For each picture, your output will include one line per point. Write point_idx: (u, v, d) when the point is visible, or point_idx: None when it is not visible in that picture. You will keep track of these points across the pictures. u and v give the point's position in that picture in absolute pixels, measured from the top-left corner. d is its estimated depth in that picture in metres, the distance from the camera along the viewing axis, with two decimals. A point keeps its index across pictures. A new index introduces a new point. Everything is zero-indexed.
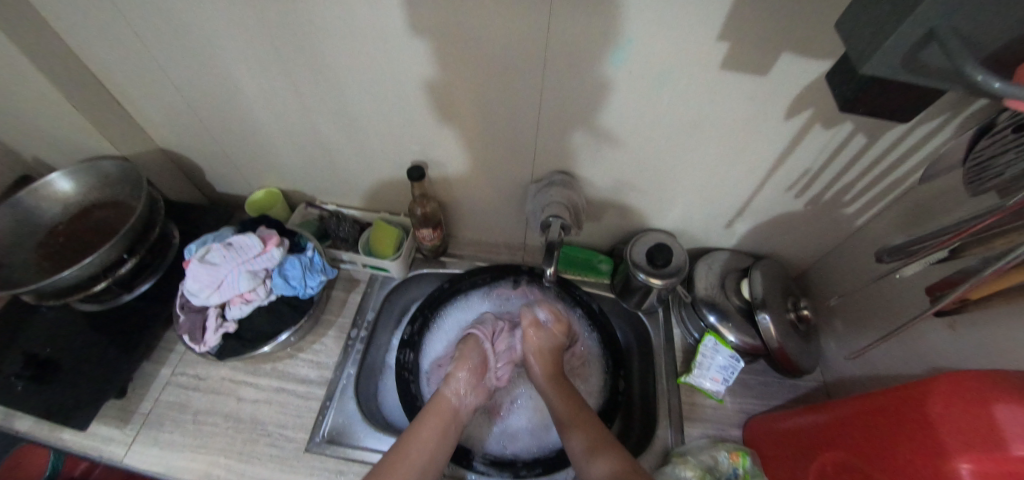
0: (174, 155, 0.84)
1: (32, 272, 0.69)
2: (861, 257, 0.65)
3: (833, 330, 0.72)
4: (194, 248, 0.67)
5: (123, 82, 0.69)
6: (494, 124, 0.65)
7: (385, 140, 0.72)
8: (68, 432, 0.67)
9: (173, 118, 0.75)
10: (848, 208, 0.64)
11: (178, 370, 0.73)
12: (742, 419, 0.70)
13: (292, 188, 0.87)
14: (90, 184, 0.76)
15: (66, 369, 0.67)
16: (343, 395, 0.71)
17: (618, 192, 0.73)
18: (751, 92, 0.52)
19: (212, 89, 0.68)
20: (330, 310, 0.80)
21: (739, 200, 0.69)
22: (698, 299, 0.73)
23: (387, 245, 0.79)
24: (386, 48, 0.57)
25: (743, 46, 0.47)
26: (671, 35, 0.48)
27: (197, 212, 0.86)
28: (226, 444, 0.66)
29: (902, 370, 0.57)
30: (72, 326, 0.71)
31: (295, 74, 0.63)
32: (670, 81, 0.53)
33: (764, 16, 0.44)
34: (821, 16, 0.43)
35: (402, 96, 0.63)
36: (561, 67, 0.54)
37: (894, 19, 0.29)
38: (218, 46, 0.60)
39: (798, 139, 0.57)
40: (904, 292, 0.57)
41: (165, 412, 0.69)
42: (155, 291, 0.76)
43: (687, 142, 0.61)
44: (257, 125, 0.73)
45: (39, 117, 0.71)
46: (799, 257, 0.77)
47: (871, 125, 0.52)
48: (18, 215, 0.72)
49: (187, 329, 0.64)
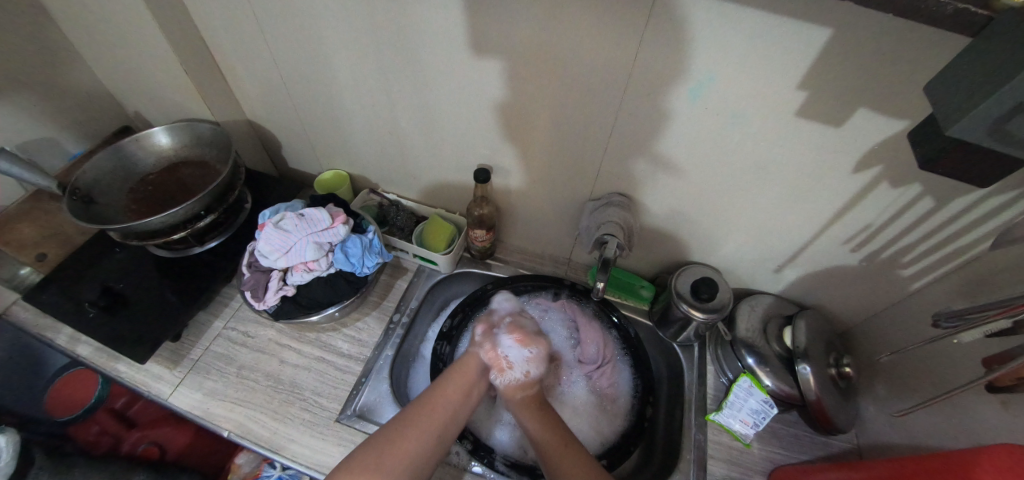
0: (258, 127, 0.91)
1: (121, 213, 0.76)
2: (913, 322, 0.65)
3: (874, 392, 0.71)
4: (268, 214, 0.72)
5: (232, 57, 0.77)
6: (563, 140, 0.68)
7: (456, 141, 0.76)
8: (123, 364, 0.72)
9: (267, 94, 0.82)
10: (905, 270, 0.64)
11: (230, 324, 0.78)
12: (767, 467, 0.68)
13: (359, 173, 0.93)
14: (183, 142, 0.83)
15: (133, 306, 0.72)
16: (378, 374, 0.74)
17: (672, 222, 0.75)
18: (823, 142, 0.54)
19: (309, 73, 0.74)
20: (376, 292, 0.84)
21: (792, 246, 0.70)
22: (737, 339, 0.73)
23: (441, 239, 0.83)
24: (478, 56, 0.61)
25: (823, 97, 0.50)
26: (752, 78, 0.51)
27: (269, 183, 0.92)
28: (264, 401, 0.70)
29: (945, 441, 0.55)
30: (143, 268, 0.77)
31: (389, 69, 0.68)
32: (744, 122, 0.56)
33: (849, 71, 0.46)
34: (907, 78, 0.45)
35: (482, 102, 0.68)
36: (640, 94, 0.58)
37: (986, 88, 0.31)
38: (324, 35, 0.66)
39: (862, 194, 0.58)
40: (957, 361, 0.56)
41: (213, 361, 0.74)
42: (222, 248, 0.82)
43: (750, 183, 0.63)
44: (341, 110, 0.79)
45: (153, 77, 0.79)
46: (845, 312, 0.77)
47: (941, 189, 0.53)
48: (118, 160, 0.79)
49: (250, 286, 0.69)
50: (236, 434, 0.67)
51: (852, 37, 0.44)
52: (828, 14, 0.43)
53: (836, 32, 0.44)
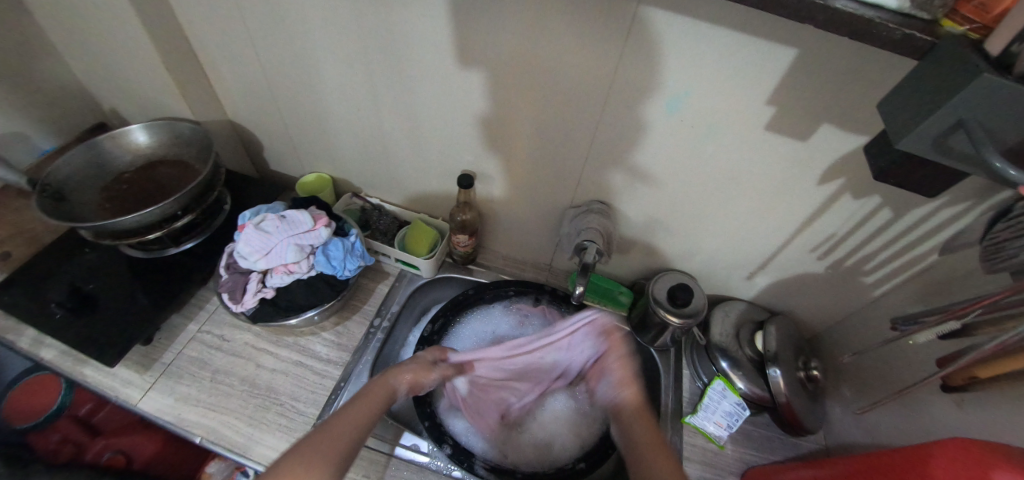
0: (240, 128, 0.90)
1: (94, 211, 0.74)
2: (875, 328, 0.68)
3: (839, 395, 0.74)
4: (248, 215, 0.71)
5: (215, 56, 0.76)
6: (546, 149, 0.70)
7: (440, 146, 0.77)
8: (91, 368, 0.70)
9: (251, 95, 0.81)
10: (867, 278, 0.68)
11: (205, 327, 0.76)
12: (740, 469, 0.70)
13: (342, 176, 0.93)
14: (162, 141, 0.82)
15: (103, 307, 0.70)
16: (358, 379, 0.73)
17: (650, 229, 0.77)
18: (790, 155, 0.57)
19: (295, 75, 0.74)
20: (358, 296, 0.84)
21: (764, 254, 0.73)
22: (712, 344, 0.76)
23: (424, 244, 0.83)
24: (464, 63, 0.62)
25: (789, 113, 0.53)
26: (724, 92, 0.53)
27: (250, 184, 0.91)
28: (239, 406, 0.68)
29: (904, 440, 0.58)
30: (115, 269, 0.75)
31: (375, 73, 0.69)
32: (717, 134, 0.58)
33: (813, 90, 0.50)
34: (865, 96, 0.48)
35: (467, 110, 0.69)
36: (620, 106, 0.60)
37: (930, 106, 0.34)
38: (312, 38, 0.67)
39: (827, 205, 0.61)
40: (913, 363, 0.59)
41: (186, 366, 0.72)
42: (199, 249, 0.80)
43: (723, 193, 0.66)
44: (326, 113, 0.79)
45: (132, 74, 0.78)
46: (813, 318, 0.80)
47: (898, 200, 0.57)
48: (93, 157, 0.77)
49: (228, 288, 0.68)
50: (209, 440, 0.65)
51: (815, 57, 0.47)
52: (793, 36, 0.46)
53: (800, 52, 0.47)
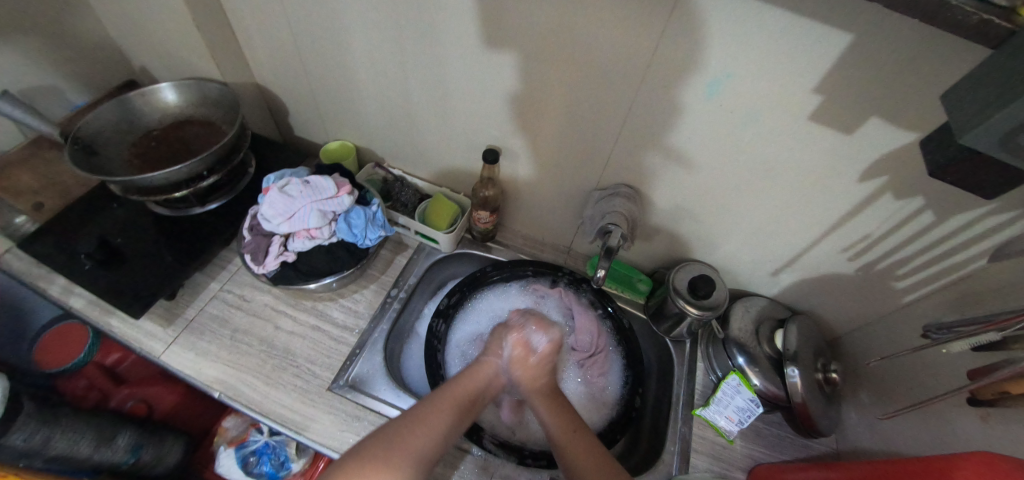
0: (267, 91, 0.90)
1: (122, 166, 0.75)
2: (902, 334, 0.66)
3: (857, 399, 0.72)
4: (273, 179, 0.71)
5: (245, 16, 0.75)
6: (574, 128, 0.68)
7: (466, 120, 0.76)
8: (117, 319, 0.72)
9: (279, 58, 0.81)
10: (899, 282, 0.65)
11: (226, 287, 0.78)
12: (748, 465, 0.70)
13: (365, 146, 0.92)
14: (190, 100, 0.82)
15: (130, 261, 0.72)
16: (373, 347, 0.74)
17: (675, 218, 0.75)
18: (832, 148, 0.55)
19: (324, 39, 0.73)
20: (376, 267, 0.84)
21: (791, 251, 0.71)
22: (730, 338, 0.75)
23: (444, 219, 0.83)
24: (498, 34, 0.60)
25: (837, 103, 0.50)
26: (770, 78, 0.51)
27: (275, 149, 0.91)
28: (257, 366, 0.70)
29: (923, 449, 0.57)
30: (142, 224, 0.76)
31: (406, 41, 0.67)
32: (757, 122, 0.56)
33: (867, 79, 0.47)
34: (922, 89, 0.45)
35: (496, 84, 0.67)
36: (657, 87, 0.58)
37: (1002, 99, 0.31)
38: (343, 2, 0.65)
39: (866, 203, 0.59)
40: (941, 372, 0.57)
41: (207, 323, 0.73)
42: (223, 210, 0.81)
43: (756, 184, 0.64)
44: (353, 80, 0.78)
45: (163, 30, 0.78)
46: (836, 320, 0.78)
47: (943, 203, 0.54)
48: (123, 112, 0.78)
49: (251, 249, 0.68)
50: (227, 395, 0.67)
51: (874, 43, 0.44)
52: (852, 19, 0.43)
53: (858, 37, 0.44)
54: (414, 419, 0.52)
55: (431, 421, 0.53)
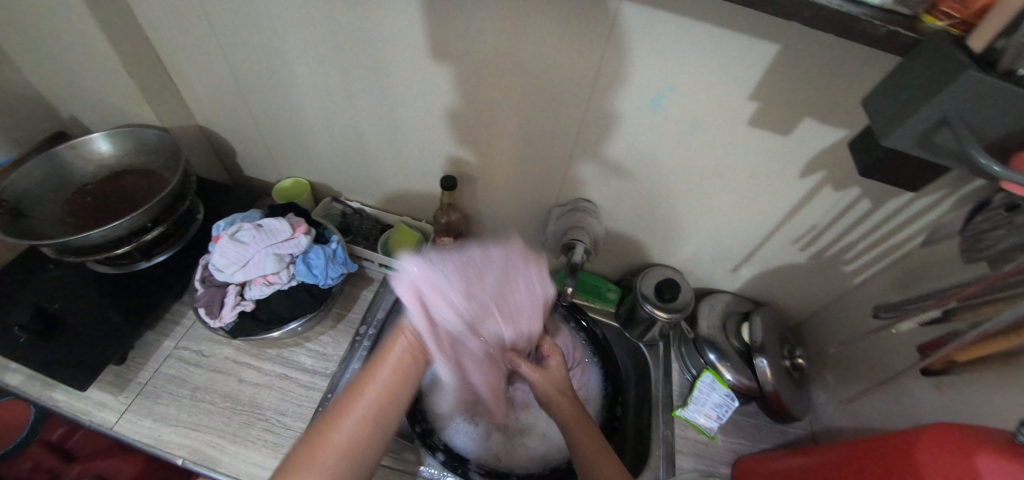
0: (211, 133, 0.87)
1: (56, 226, 0.70)
2: (855, 315, 0.70)
3: (824, 382, 0.76)
4: (223, 225, 0.68)
5: (180, 57, 0.72)
6: (529, 146, 0.69)
7: (422, 148, 0.75)
8: (61, 392, 0.66)
9: (219, 97, 0.78)
10: (847, 267, 0.69)
11: (182, 343, 0.73)
12: (731, 459, 0.72)
13: (320, 180, 0.90)
14: (127, 149, 0.78)
15: (72, 327, 0.67)
16: (345, 389, 0.72)
17: (636, 225, 0.77)
18: (772, 149, 0.58)
19: (266, 76, 0.71)
20: (342, 304, 0.82)
21: (748, 247, 0.74)
22: (700, 337, 0.77)
23: (407, 247, 0.82)
24: (443, 60, 0.60)
25: (770, 108, 0.53)
26: (706, 89, 0.53)
27: (224, 192, 0.88)
28: (222, 424, 0.66)
29: (888, 425, 0.60)
30: (82, 286, 0.71)
31: (351, 72, 0.66)
32: (701, 130, 0.58)
33: (792, 84, 0.50)
34: (841, 92, 0.49)
35: (447, 106, 0.67)
36: (603, 102, 0.59)
37: (916, 102, 0.34)
38: (283, 37, 0.64)
39: (809, 197, 0.62)
40: (895, 349, 0.61)
41: (164, 384, 0.69)
42: (173, 262, 0.77)
43: (708, 188, 0.66)
44: (301, 116, 0.76)
45: (92, 79, 0.74)
46: (795, 307, 0.82)
47: (876, 192, 0.58)
48: (52, 168, 0.73)
49: (205, 303, 0.65)
50: (192, 461, 0.63)
51: (797, 50, 0.46)
52: (774, 30, 0.45)
53: (782, 47, 0.47)
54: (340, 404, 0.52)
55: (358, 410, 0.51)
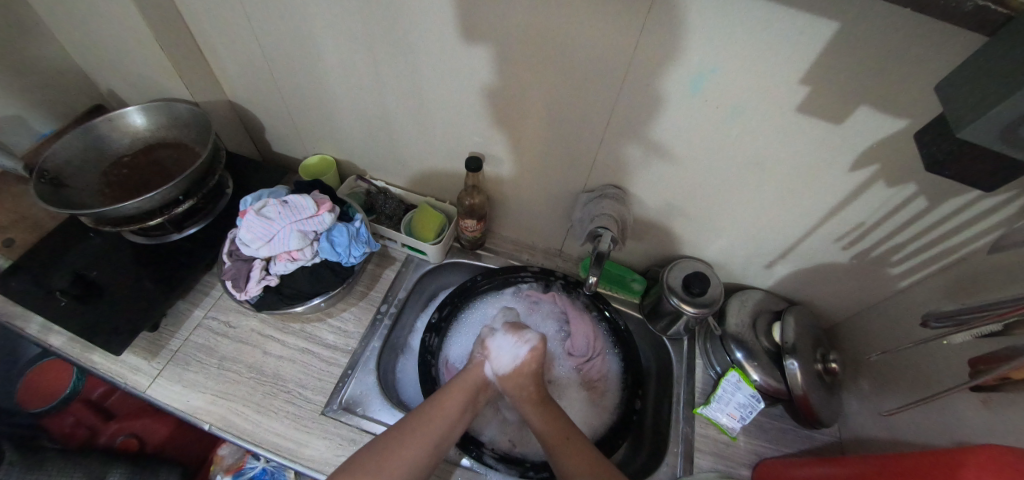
0: (240, 108, 0.87)
1: (94, 196, 0.72)
2: (900, 320, 0.65)
3: (858, 388, 0.72)
4: (250, 200, 0.69)
5: (211, 31, 0.72)
6: (557, 128, 0.66)
7: (447, 128, 0.74)
8: (99, 355, 0.69)
9: (248, 73, 0.78)
10: (894, 268, 0.64)
11: (210, 314, 0.76)
12: (752, 461, 0.69)
13: (345, 158, 0.90)
14: (160, 123, 0.79)
15: (108, 294, 0.69)
16: (365, 366, 0.73)
17: (665, 216, 0.74)
18: (822, 139, 0.53)
19: (293, 51, 0.70)
20: (363, 282, 0.82)
21: (785, 243, 0.70)
22: (727, 334, 0.74)
23: (430, 229, 0.81)
24: (471, 37, 0.58)
25: (824, 94, 0.49)
26: (754, 71, 0.49)
27: (252, 167, 0.89)
28: (247, 393, 0.68)
29: (927, 439, 0.57)
30: (118, 255, 0.74)
31: (378, 49, 0.65)
32: (745, 115, 0.54)
33: (851, 69, 0.45)
34: (907, 77, 0.44)
35: (475, 85, 0.65)
36: (639, 84, 0.56)
37: (1002, 90, 0.30)
38: (309, 11, 0.62)
39: (858, 193, 0.58)
40: (944, 360, 0.57)
41: (193, 353, 0.71)
42: (203, 234, 0.79)
43: (746, 179, 0.62)
44: (328, 92, 0.76)
45: (127, 52, 0.75)
46: (831, 309, 0.78)
47: (937, 189, 0.53)
48: (90, 140, 0.76)
49: (232, 275, 0.66)
50: (218, 427, 0.65)
51: (860, 30, 0.42)
52: (837, 6, 0.41)
53: (844, 26, 0.42)
54: (406, 428, 0.56)
55: (422, 431, 0.56)
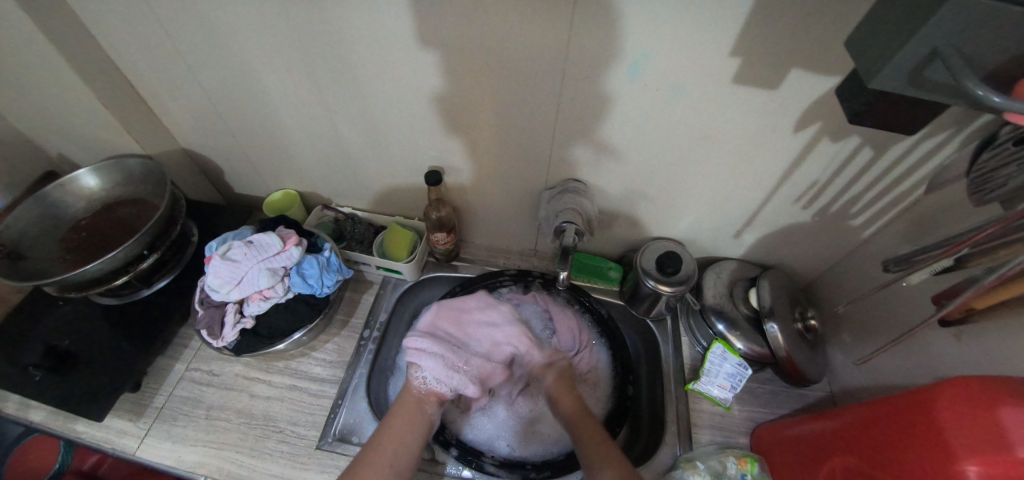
0: (195, 154, 0.87)
1: (55, 264, 0.71)
2: (868, 269, 0.67)
3: (840, 341, 0.73)
4: (215, 245, 0.68)
5: (152, 83, 0.72)
6: (509, 130, 0.66)
7: (403, 145, 0.74)
8: (82, 423, 0.68)
9: (197, 119, 0.77)
10: (855, 220, 0.66)
11: (192, 365, 0.75)
12: (749, 428, 0.70)
13: (309, 190, 0.90)
14: (115, 181, 0.78)
15: (83, 361, 0.68)
16: (354, 394, 0.73)
17: (630, 201, 0.75)
18: (761, 106, 0.54)
19: (237, 91, 0.70)
20: (343, 310, 0.82)
21: (748, 211, 0.71)
22: (707, 307, 0.75)
23: (402, 247, 0.81)
24: (409, 53, 0.58)
25: (754, 62, 0.50)
26: (686, 49, 0.50)
27: (217, 212, 0.88)
28: (239, 439, 0.67)
29: (908, 380, 0.58)
30: (89, 320, 0.73)
31: (320, 77, 0.65)
32: (684, 94, 0.55)
33: (774, 35, 0.47)
34: (827, 35, 0.45)
35: (423, 100, 0.65)
36: (579, 77, 0.56)
37: (901, 37, 0.31)
38: (245, 49, 0.62)
39: (807, 152, 0.59)
40: (912, 302, 0.58)
41: (179, 407, 0.70)
42: (174, 287, 0.78)
43: (699, 154, 0.63)
44: (279, 127, 0.75)
45: (69, 115, 0.74)
46: (804, 268, 0.79)
47: (878, 139, 0.54)
48: (45, 208, 0.74)
49: (206, 324, 0.66)
50: (214, 478, 0.64)
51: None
52: None
53: None
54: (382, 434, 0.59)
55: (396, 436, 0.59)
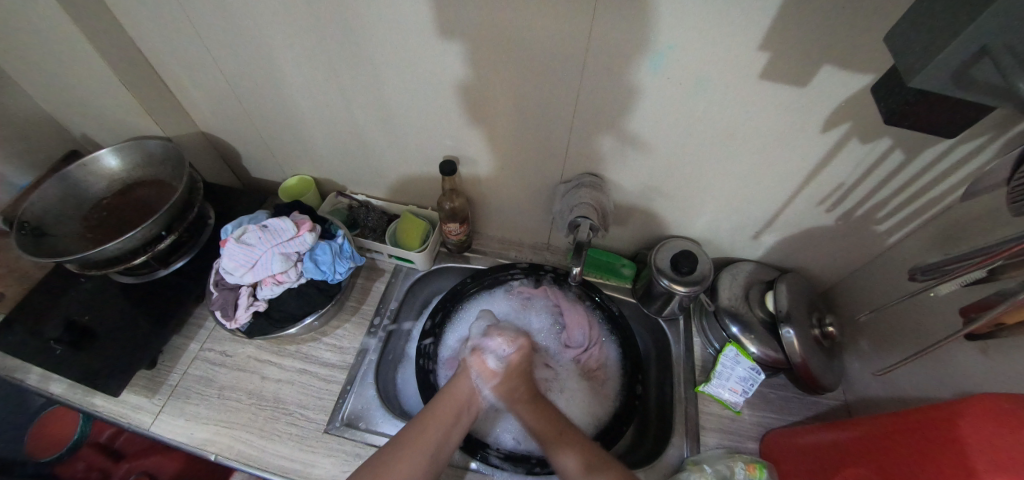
0: (213, 138, 0.87)
1: (76, 242, 0.72)
2: (892, 277, 0.65)
3: (858, 348, 0.71)
4: (230, 228, 0.69)
5: (172, 66, 0.72)
6: (526, 122, 0.65)
7: (418, 134, 0.73)
8: (100, 398, 0.70)
9: (216, 103, 0.78)
10: (881, 225, 0.64)
11: (206, 345, 0.76)
12: (759, 433, 0.69)
13: (324, 176, 0.90)
14: (135, 162, 0.79)
15: (101, 337, 0.70)
16: (363, 380, 0.73)
17: (646, 198, 0.73)
18: (789, 104, 0.53)
19: (255, 76, 0.70)
20: (354, 297, 0.83)
21: (769, 213, 0.69)
22: (721, 309, 0.73)
23: (414, 237, 0.81)
24: (427, 41, 0.57)
25: (784, 57, 0.48)
26: (712, 42, 0.48)
27: (233, 196, 0.89)
28: (249, 420, 0.69)
29: (929, 393, 0.56)
30: (108, 298, 0.74)
31: (337, 64, 0.64)
32: (709, 89, 0.54)
33: (807, 30, 0.45)
34: (863, 31, 0.43)
35: (440, 89, 0.64)
36: (599, 70, 0.55)
37: (947, 33, 0.29)
38: (264, 34, 0.62)
39: (834, 153, 0.57)
40: (938, 312, 0.56)
41: (192, 385, 0.72)
42: (190, 268, 0.79)
43: (720, 152, 0.62)
44: (296, 113, 0.75)
45: (93, 96, 0.75)
46: (823, 272, 0.77)
47: (911, 142, 0.52)
48: (68, 186, 0.76)
49: (220, 305, 0.67)
50: (224, 456, 0.66)
51: None
52: None
53: None
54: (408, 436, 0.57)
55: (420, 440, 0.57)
